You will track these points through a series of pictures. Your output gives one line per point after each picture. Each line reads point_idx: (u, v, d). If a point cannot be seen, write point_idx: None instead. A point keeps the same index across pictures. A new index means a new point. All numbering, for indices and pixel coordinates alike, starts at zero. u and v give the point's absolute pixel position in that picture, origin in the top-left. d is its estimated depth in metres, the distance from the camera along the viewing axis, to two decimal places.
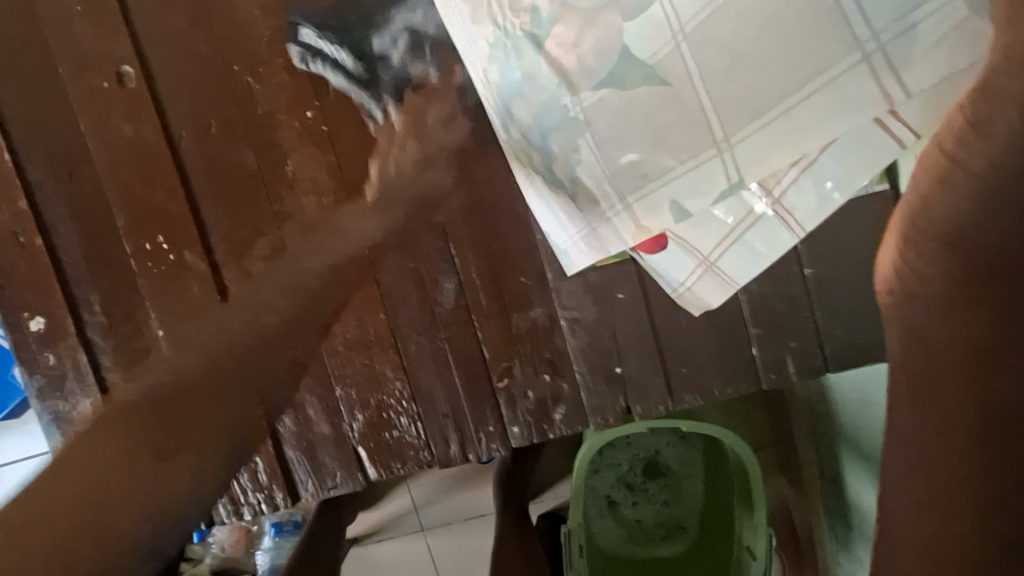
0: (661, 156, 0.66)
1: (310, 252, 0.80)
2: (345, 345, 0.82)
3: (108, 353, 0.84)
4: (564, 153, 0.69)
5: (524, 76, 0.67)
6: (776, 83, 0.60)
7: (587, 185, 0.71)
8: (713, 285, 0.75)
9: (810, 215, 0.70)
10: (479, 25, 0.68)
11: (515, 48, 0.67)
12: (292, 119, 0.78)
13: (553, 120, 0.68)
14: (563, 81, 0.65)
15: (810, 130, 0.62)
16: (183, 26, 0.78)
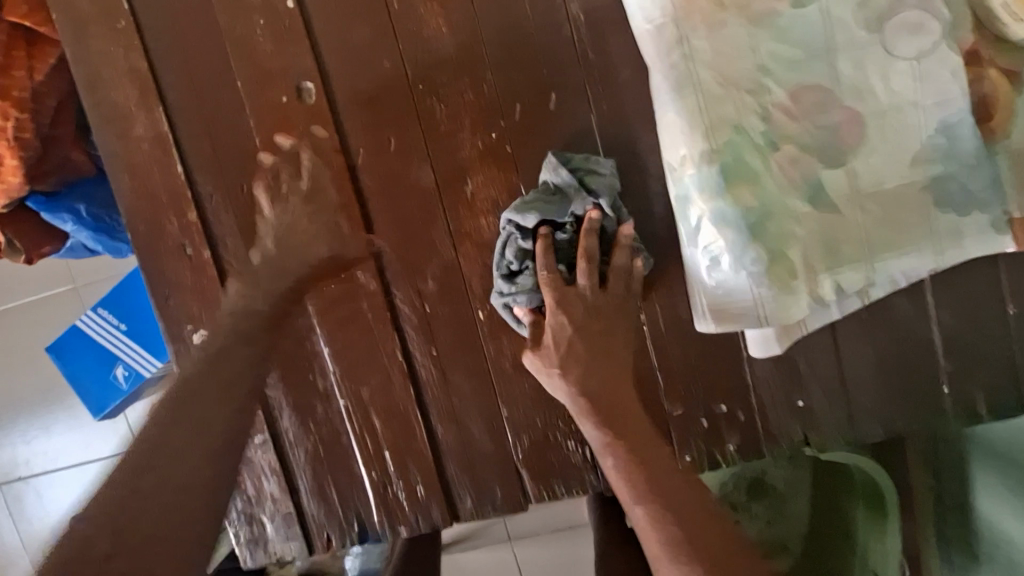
0: (846, 246, 0.68)
1: (484, 275, 0.78)
2: (513, 365, 0.81)
3: (271, 367, 0.83)
4: (778, 246, 0.65)
5: (756, 166, 0.64)
6: (945, 199, 0.67)
7: (783, 270, 0.65)
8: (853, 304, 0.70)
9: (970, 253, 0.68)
10: (711, 104, 0.63)
11: (749, 141, 0.64)
12: (475, 138, 0.76)
13: (773, 204, 0.65)
14: (786, 177, 0.65)
15: (944, 239, 0.68)
16: (365, 39, 0.75)
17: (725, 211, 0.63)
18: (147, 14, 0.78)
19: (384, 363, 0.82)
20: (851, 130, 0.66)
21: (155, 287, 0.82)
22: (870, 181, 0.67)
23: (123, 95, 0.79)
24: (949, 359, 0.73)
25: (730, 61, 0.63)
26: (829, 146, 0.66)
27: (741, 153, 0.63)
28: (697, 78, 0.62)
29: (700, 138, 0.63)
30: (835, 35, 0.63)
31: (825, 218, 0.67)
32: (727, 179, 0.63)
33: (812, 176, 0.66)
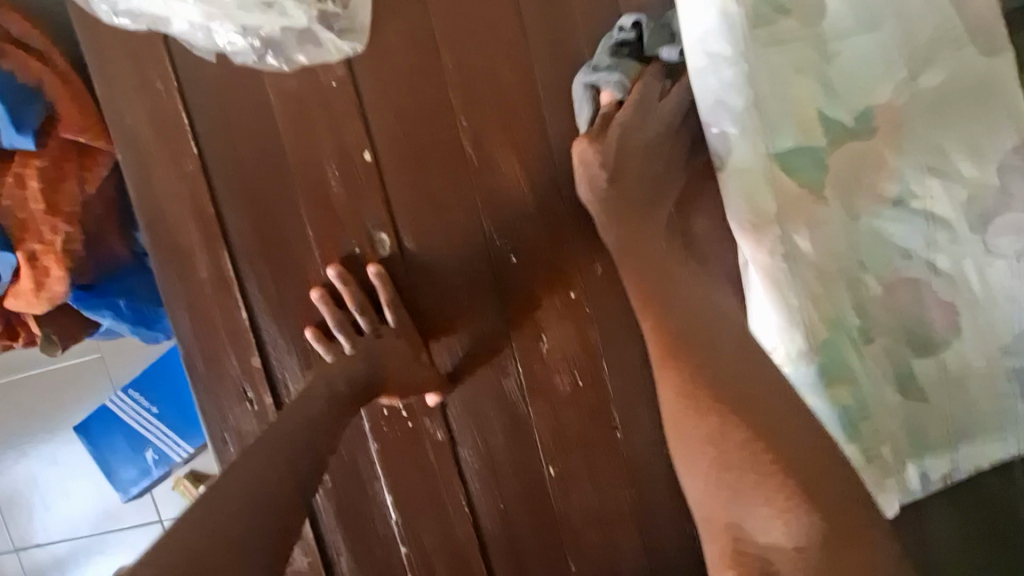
0: (934, 435, 0.66)
1: (556, 431, 0.76)
2: (584, 520, 0.78)
3: (331, 513, 0.80)
4: (873, 442, 0.64)
5: (848, 365, 0.62)
6: None
7: (873, 472, 0.64)
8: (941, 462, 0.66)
9: None
10: (808, 303, 0.61)
11: (843, 340, 0.63)
12: (553, 296, 0.74)
13: (864, 402, 0.63)
14: (875, 370, 0.65)
15: None
16: (443, 192, 0.73)
17: (823, 409, 0.62)
18: (216, 158, 0.75)
19: (447, 512, 0.80)
20: (945, 320, 0.64)
21: (214, 430, 0.79)
22: (963, 372, 0.65)
23: (186, 236, 0.76)
24: None
25: (830, 256, 0.62)
26: (920, 335, 0.65)
27: (838, 353, 0.62)
28: (801, 278, 0.61)
29: (800, 335, 0.60)
30: (937, 232, 0.62)
31: (914, 407, 0.66)
32: (826, 377, 0.61)
33: (902, 365, 0.65)
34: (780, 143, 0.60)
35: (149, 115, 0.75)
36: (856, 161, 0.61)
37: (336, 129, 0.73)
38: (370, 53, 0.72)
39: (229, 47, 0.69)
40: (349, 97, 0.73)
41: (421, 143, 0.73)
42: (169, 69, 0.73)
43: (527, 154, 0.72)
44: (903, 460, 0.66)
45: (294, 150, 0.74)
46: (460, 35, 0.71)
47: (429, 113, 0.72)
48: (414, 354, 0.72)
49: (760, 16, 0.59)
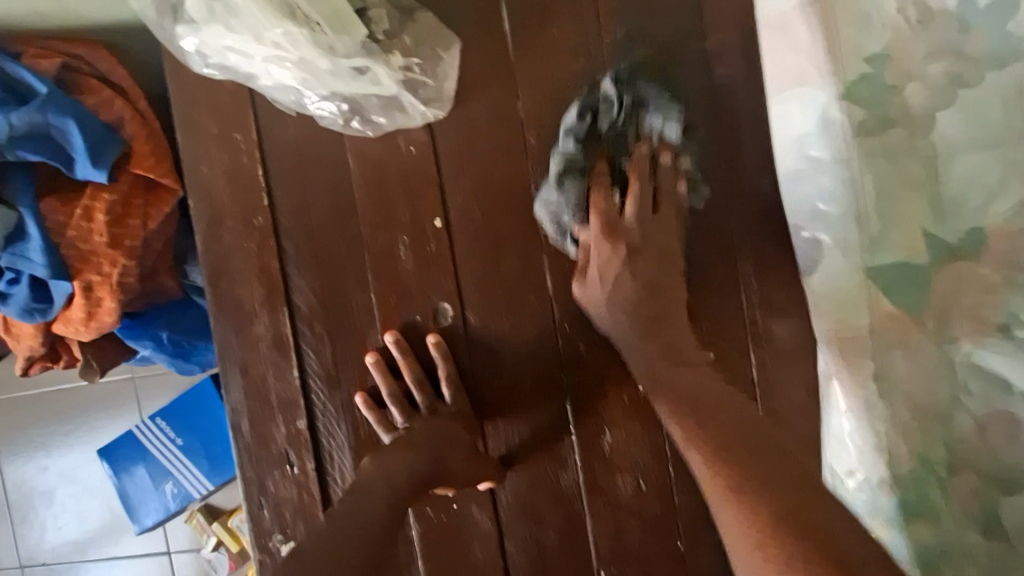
0: None
1: (614, 535, 0.70)
2: None
3: None
4: None
5: (919, 497, 0.56)
6: None
7: None
8: None
9: None
10: (875, 433, 0.55)
11: (929, 474, 0.57)
12: (620, 390, 0.70)
13: (929, 541, 0.56)
14: (963, 502, 0.58)
15: None
16: (513, 270, 0.71)
17: (900, 548, 0.56)
18: (288, 218, 0.74)
19: None
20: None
21: (250, 495, 0.76)
22: None
23: (248, 293, 0.75)
24: None
25: (926, 387, 0.56)
26: None
27: (926, 490, 0.56)
28: (893, 406, 0.55)
29: (883, 463, 0.55)
30: None
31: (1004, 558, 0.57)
32: (907, 515, 0.56)
33: (991, 507, 0.57)
34: (877, 258, 0.55)
35: (227, 168, 0.74)
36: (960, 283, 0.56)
37: (411, 197, 0.72)
38: (454, 123, 0.70)
39: (314, 106, 0.69)
40: (427, 165, 0.71)
41: (496, 221, 0.71)
42: (251, 125, 0.73)
43: None
44: None
45: (366, 214, 0.72)
46: (546, 114, 0.69)
47: (507, 189, 0.70)
48: (470, 439, 0.68)
49: (869, 128, 0.56)
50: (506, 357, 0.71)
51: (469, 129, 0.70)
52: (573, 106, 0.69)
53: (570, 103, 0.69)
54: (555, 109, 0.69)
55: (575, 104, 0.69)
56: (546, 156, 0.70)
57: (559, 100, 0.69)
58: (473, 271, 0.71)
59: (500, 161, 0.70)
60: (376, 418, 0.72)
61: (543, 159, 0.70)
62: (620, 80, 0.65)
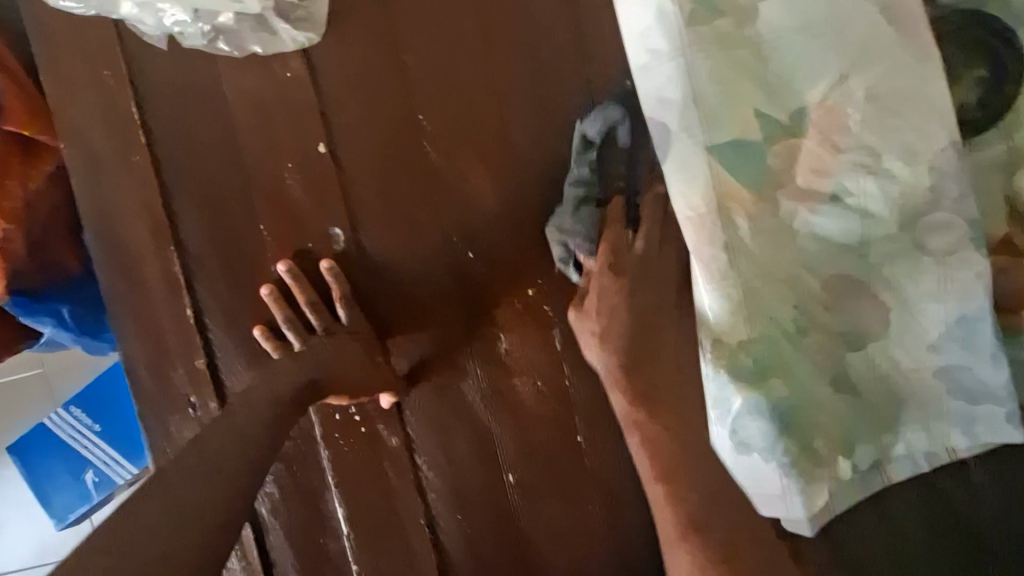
0: (858, 432, 0.68)
1: (517, 438, 0.74)
2: (547, 534, 0.74)
3: (278, 529, 0.75)
4: (806, 435, 0.63)
5: (774, 356, 0.62)
6: (953, 383, 0.67)
7: (799, 470, 0.63)
8: (870, 432, 0.68)
9: (983, 432, 0.68)
10: (727, 294, 0.61)
11: (782, 337, 0.62)
12: (512, 297, 0.73)
13: (787, 396, 0.62)
14: (813, 359, 0.65)
15: (952, 421, 0.68)
16: (402, 189, 0.73)
17: (760, 403, 0.61)
18: (169, 155, 0.73)
19: (404, 528, 0.75)
20: (876, 321, 0.66)
21: (155, 442, 0.75)
22: (898, 370, 0.67)
23: (136, 236, 0.74)
24: (1000, 546, 0.71)
25: (773, 257, 0.62)
26: (854, 332, 0.66)
27: (777, 348, 0.62)
28: (740, 272, 0.61)
29: (740, 327, 0.61)
30: (871, 228, 0.62)
31: (849, 404, 0.67)
32: (761, 371, 0.61)
33: (836, 361, 0.66)
34: (717, 136, 0.60)
35: (101, 110, 0.72)
36: (790, 158, 0.61)
37: (294, 124, 0.72)
38: (330, 48, 0.71)
39: (166, 15, 0.66)
40: (307, 91, 0.71)
41: (382, 145, 0.72)
42: (122, 62, 0.72)
43: (487, 152, 0.72)
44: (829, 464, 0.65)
45: (250, 146, 0.72)
46: (421, 33, 0.71)
47: (388, 111, 0.72)
48: (367, 355, 0.70)
49: (703, 16, 0.59)
50: (402, 276, 0.73)
51: (347, 53, 0.71)
52: (445, 24, 0.71)
53: (442, 21, 0.71)
54: (427, 28, 0.71)
55: (446, 23, 0.71)
56: (423, 75, 0.71)
57: (431, 19, 0.71)
58: (363, 194, 0.73)
59: (379, 83, 0.71)
60: (275, 349, 0.72)
61: (421, 80, 0.71)
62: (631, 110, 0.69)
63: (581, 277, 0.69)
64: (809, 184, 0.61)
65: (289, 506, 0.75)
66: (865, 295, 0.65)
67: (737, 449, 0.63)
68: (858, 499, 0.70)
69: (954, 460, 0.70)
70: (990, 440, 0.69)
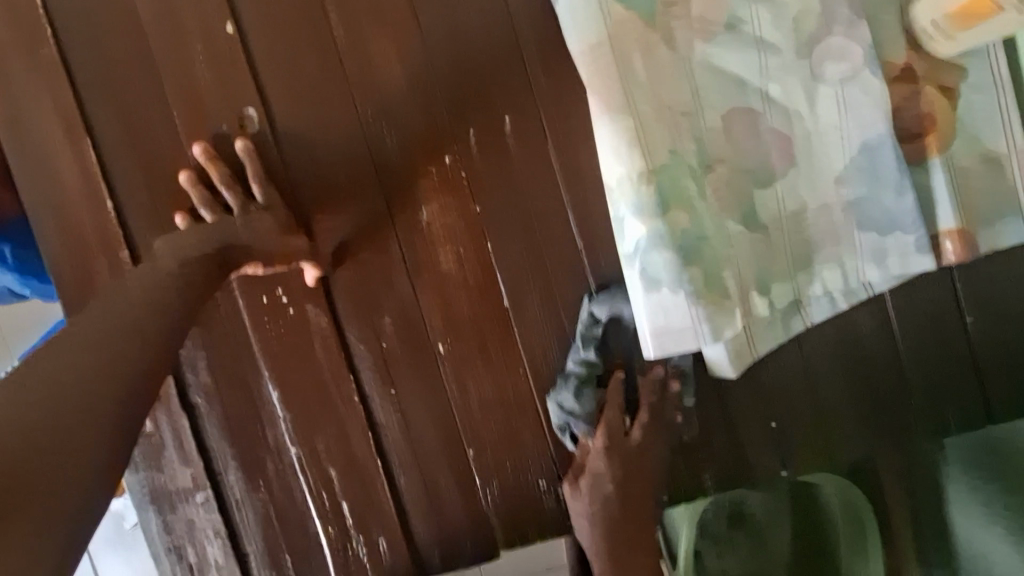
0: (773, 271, 0.69)
1: (443, 309, 0.74)
2: (479, 402, 0.75)
3: (213, 417, 0.76)
4: (712, 266, 0.64)
5: (674, 187, 0.63)
6: (861, 215, 0.68)
7: (708, 300, 0.64)
8: (785, 270, 0.69)
9: (897, 263, 0.69)
10: (625, 126, 0.62)
11: (683, 169, 0.64)
12: (428, 166, 0.73)
13: (690, 226, 0.64)
14: (718, 194, 0.66)
15: (866, 255, 0.69)
16: (312, 65, 0.73)
17: (662, 233, 0.62)
18: (75, 47, 0.73)
19: (338, 407, 0.75)
20: (780, 156, 0.67)
21: None
22: (806, 205, 0.68)
23: (47, 131, 0.73)
24: (917, 376, 0.73)
25: (668, 91, 0.64)
26: (759, 168, 0.67)
27: (676, 179, 0.63)
28: (633, 104, 0.62)
29: (639, 158, 0.62)
30: (763, 58, 0.65)
31: (762, 242, 0.68)
32: (662, 201, 0.62)
33: (744, 197, 0.67)
34: None
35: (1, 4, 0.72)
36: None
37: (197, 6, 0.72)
38: None
39: None
40: None
41: (292, 20, 0.72)
42: None
43: (394, 23, 0.72)
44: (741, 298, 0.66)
45: (156, 32, 0.72)
46: None
47: None
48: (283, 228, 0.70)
49: None
50: (318, 154, 0.74)
51: None
52: None
53: None
54: None
55: None
56: None
57: None
58: (274, 73, 0.73)
59: None
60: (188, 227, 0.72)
61: None
62: (637, 336, 0.72)
63: (577, 448, 0.73)
64: (699, 20, 0.64)
65: (223, 394, 0.75)
66: (765, 127, 0.66)
67: (645, 281, 0.64)
68: (780, 340, 0.70)
69: (871, 296, 0.71)
70: (908, 272, 0.69)
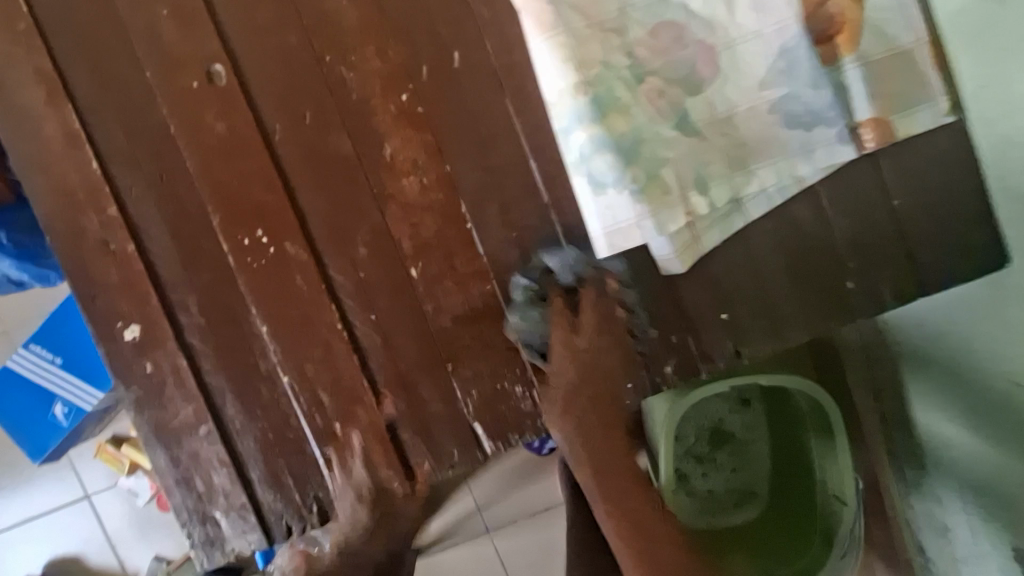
0: (712, 169, 0.74)
1: (413, 235, 0.80)
2: (453, 320, 0.81)
3: (209, 355, 0.82)
4: (651, 165, 0.71)
5: (609, 95, 0.69)
6: (787, 111, 0.75)
7: (648, 196, 0.71)
8: (723, 168, 0.75)
9: (820, 154, 0.75)
10: (560, 42, 0.68)
11: (618, 77, 0.69)
12: (387, 103, 0.79)
13: (627, 129, 0.70)
14: (653, 100, 0.71)
15: (793, 149, 0.76)
16: (270, 17, 0.78)
17: (601, 138, 0.69)
18: (49, 19, 0.78)
19: (324, 335, 0.81)
20: (707, 64, 0.73)
21: (81, 291, 0.80)
22: (735, 106, 0.74)
23: (29, 100, 0.78)
24: (852, 260, 0.80)
25: (597, 7, 0.69)
26: (689, 74, 0.72)
27: (612, 88, 0.69)
28: (565, 21, 0.68)
29: (574, 70, 0.68)
30: None
31: (698, 143, 0.74)
32: (599, 109, 0.69)
33: (677, 101, 0.72)
34: None
35: None
36: None
37: None
38: None
39: None
40: None
41: None
42: None
43: None
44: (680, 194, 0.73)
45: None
46: None
47: None
48: None
49: None
50: (284, 100, 0.79)
51: None
52: None
53: None
54: None
55: None
56: None
57: None
58: (236, 27, 0.78)
59: None
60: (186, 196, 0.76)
61: None
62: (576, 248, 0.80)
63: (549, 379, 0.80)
64: None
65: (217, 332, 0.82)
66: (690, 36, 0.72)
67: (589, 185, 0.71)
68: (721, 235, 0.78)
69: (804, 189, 0.78)
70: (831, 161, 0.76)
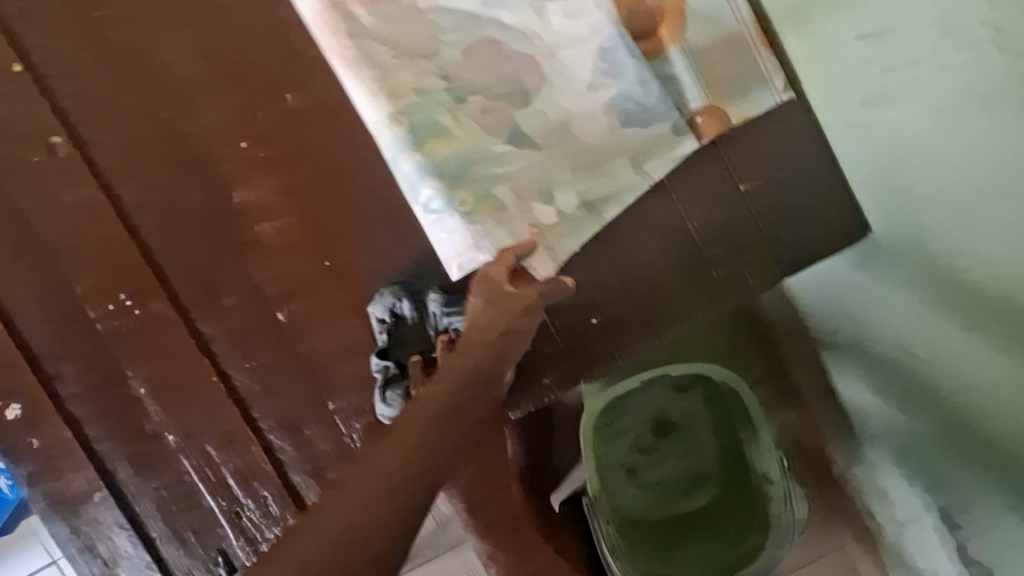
0: (553, 177, 0.74)
1: (276, 279, 0.81)
2: (329, 356, 0.82)
3: (94, 423, 0.81)
4: (483, 183, 0.71)
5: (428, 121, 0.69)
6: (618, 111, 0.75)
7: (484, 214, 0.71)
8: (565, 175, 0.74)
9: (660, 147, 0.76)
10: (368, 76, 0.68)
11: (434, 102, 0.70)
12: (231, 152, 0.79)
13: (452, 152, 0.70)
14: (478, 118, 0.71)
15: (634, 146, 0.75)
16: (104, 82, 0.78)
17: (425, 164, 0.69)
18: None
19: (204, 388, 0.81)
20: (530, 74, 0.73)
21: None
22: (566, 112, 0.74)
23: None
24: (715, 246, 0.78)
25: (405, 37, 0.70)
26: (513, 88, 0.72)
27: (431, 113, 0.70)
28: (372, 55, 0.68)
29: (387, 101, 0.68)
30: None
31: (535, 154, 0.73)
32: (419, 136, 0.69)
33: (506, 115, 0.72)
34: None
35: None
36: None
37: None
38: None
39: None
40: None
41: (75, 44, 0.77)
42: None
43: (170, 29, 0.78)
44: (521, 206, 0.72)
45: None
46: None
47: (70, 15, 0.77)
48: None
49: None
50: (129, 161, 0.79)
51: None
52: None
53: None
54: None
55: None
56: None
57: None
58: (70, 96, 0.78)
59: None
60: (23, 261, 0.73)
61: None
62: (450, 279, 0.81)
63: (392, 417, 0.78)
64: None
65: (98, 399, 0.81)
66: (507, 50, 0.72)
67: (425, 212, 0.71)
68: (579, 241, 0.75)
69: (654, 184, 0.76)
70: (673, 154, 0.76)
